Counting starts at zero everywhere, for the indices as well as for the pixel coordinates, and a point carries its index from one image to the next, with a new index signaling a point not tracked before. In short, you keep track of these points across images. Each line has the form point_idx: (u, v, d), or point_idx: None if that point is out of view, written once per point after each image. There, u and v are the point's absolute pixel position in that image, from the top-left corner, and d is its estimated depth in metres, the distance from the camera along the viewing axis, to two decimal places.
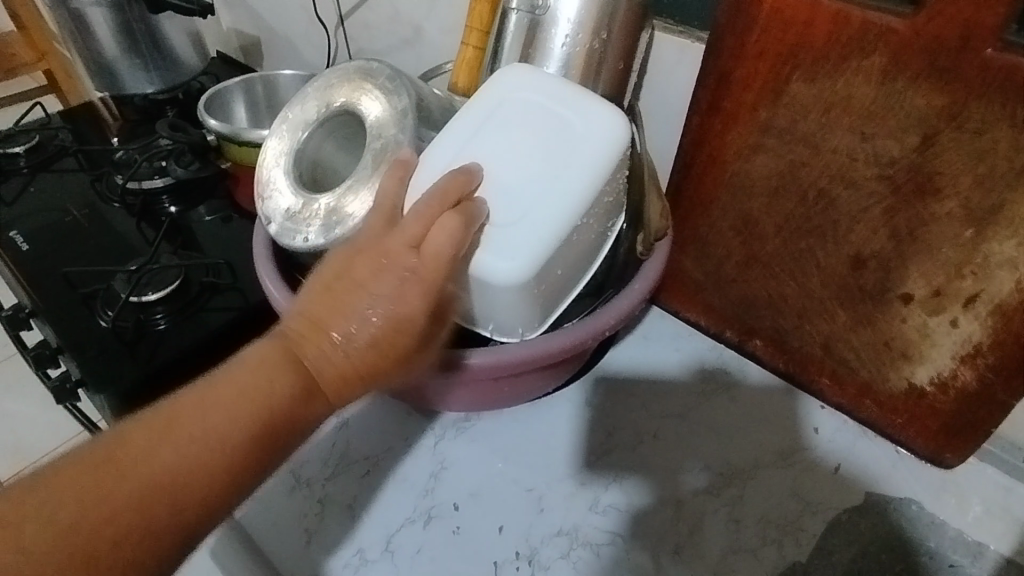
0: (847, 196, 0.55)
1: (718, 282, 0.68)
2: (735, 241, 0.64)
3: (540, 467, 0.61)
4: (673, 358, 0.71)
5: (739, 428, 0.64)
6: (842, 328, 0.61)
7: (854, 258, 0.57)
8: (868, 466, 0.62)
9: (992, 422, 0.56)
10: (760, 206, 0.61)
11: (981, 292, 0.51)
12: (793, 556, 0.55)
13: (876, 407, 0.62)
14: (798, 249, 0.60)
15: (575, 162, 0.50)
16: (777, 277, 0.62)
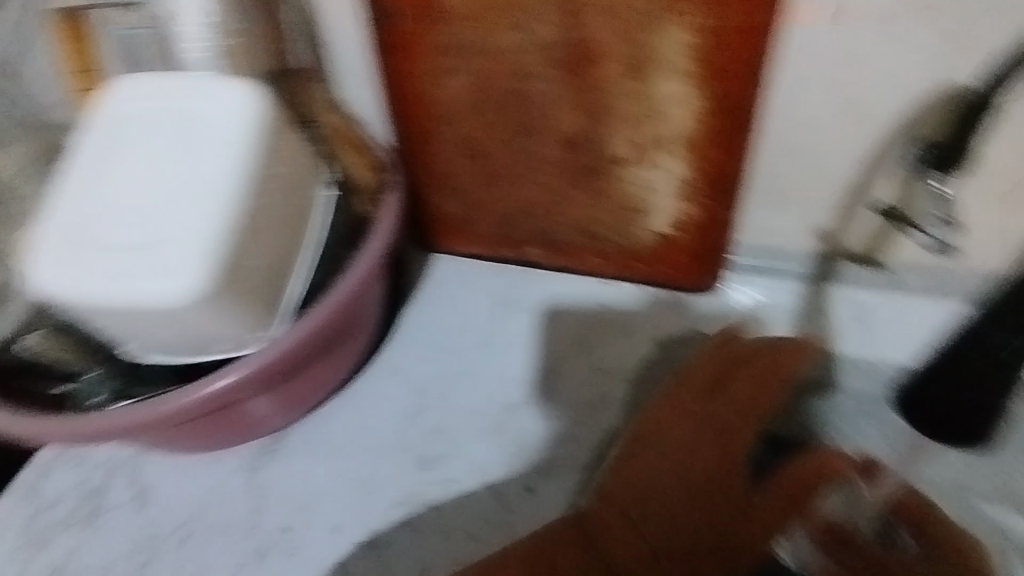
0: (538, 89, 0.53)
1: (476, 208, 0.65)
2: (467, 166, 0.61)
3: (372, 459, 0.60)
4: (480, 306, 0.68)
5: (558, 331, 0.66)
6: (584, 211, 0.61)
7: (565, 142, 0.56)
8: (657, 334, 0.63)
9: (726, 243, 0.59)
10: (471, 119, 0.56)
11: (662, 136, 0.52)
12: (609, 423, 0.60)
13: (643, 266, 0.63)
14: (518, 151, 0.58)
15: (203, 150, 0.45)
16: (512, 183, 0.61)
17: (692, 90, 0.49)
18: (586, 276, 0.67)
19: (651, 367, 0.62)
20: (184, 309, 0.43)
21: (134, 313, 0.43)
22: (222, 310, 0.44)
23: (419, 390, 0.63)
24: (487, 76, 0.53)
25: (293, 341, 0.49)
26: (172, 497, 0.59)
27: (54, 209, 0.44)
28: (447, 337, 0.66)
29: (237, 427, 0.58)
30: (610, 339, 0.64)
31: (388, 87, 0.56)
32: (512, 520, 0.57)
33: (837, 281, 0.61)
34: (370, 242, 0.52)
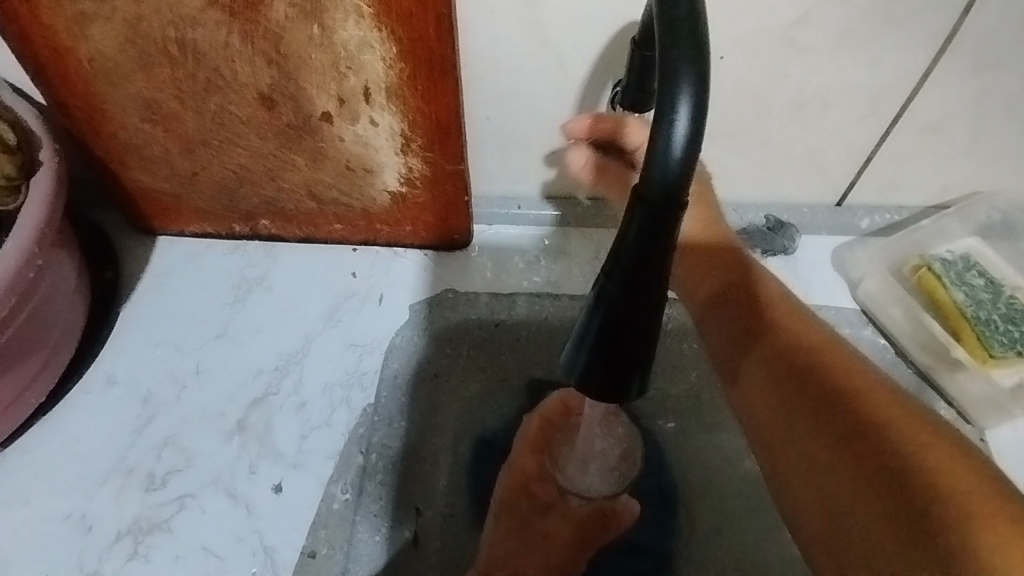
0: (202, 38, 0.46)
1: (183, 183, 0.57)
2: (161, 133, 0.53)
3: (77, 482, 0.50)
4: (214, 288, 0.59)
5: (296, 307, 0.58)
6: (308, 174, 0.55)
7: (261, 99, 0.50)
8: (412, 293, 0.59)
9: (460, 193, 0.56)
10: (137, 73, 0.49)
11: (366, 85, 0.48)
12: (363, 403, 0.54)
13: (387, 228, 0.59)
14: (209, 113, 0.51)
15: None
16: (217, 152, 0.54)
17: (376, 32, 0.45)
18: (333, 244, 0.61)
19: (408, 333, 0.57)
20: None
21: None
22: None
23: (140, 400, 0.53)
24: (139, 25, 0.46)
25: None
26: None
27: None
28: (177, 325, 0.57)
29: None
30: (361, 307, 0.58)
31: (33, 45, 0.48)
32: (262, 530, 0.48)
33: (579, 224, 0.62)
34: (12, 239, 0.43)
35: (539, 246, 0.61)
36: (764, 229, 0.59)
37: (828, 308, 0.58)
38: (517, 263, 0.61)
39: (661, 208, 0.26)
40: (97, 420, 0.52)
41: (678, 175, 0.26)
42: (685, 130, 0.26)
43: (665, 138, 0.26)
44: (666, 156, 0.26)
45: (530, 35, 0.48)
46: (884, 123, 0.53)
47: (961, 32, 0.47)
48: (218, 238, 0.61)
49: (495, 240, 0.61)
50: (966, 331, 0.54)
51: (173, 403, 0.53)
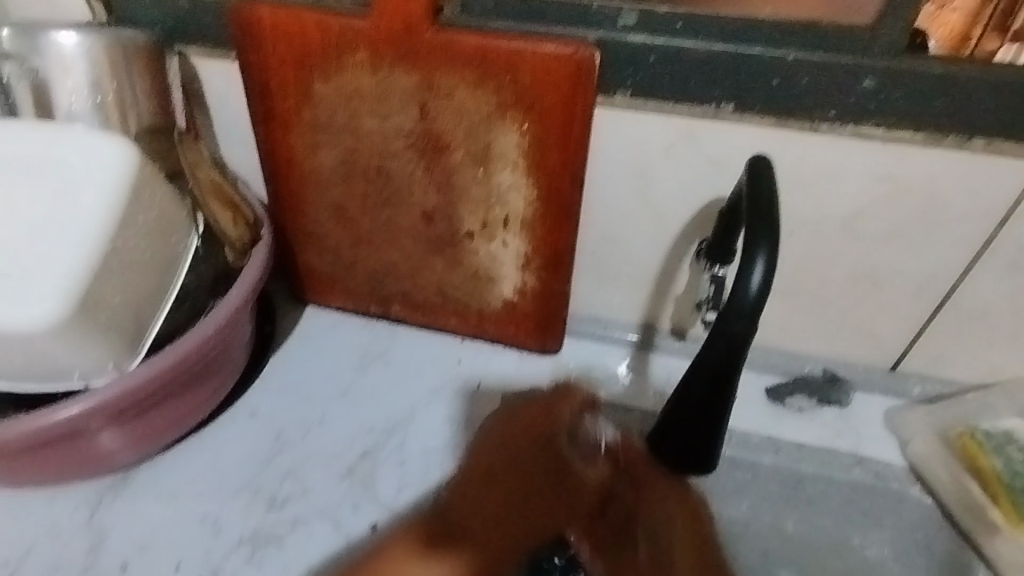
0: (394, 168, 0.63)
1: (343, 268, 0.72)
2: (341, 229, 0.69)
3: (214, 490, 0.60)
4: (348, 353, 0.72)
5: (408, 381, 0.70)
6: (442, 276, 0.69)
7: (424, 215, 0.65)
8: (506, 385, 0.69)
9: (560, 308, 0.68)
10: (339, 186, 0.66)
11: (506, 215, 0.63)
12: (452, 472, 0.63)
13: (493, 328, 0.71)
14: (382, 219, 0.67)
15: (79, 198, 0.45)
16: (377, 248, 0.69)
17: (524, 180, 0.60)
18: (446, 334, 0.73)
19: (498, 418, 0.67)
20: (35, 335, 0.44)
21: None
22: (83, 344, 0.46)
23: (273, 434, 0.64)
24: (354, 154, 0.63)
25: (151, 369, 0.49)
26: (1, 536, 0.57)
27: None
28: (314, 376, 0.70)
29: (94, 460, 0.57)
30: (461, 390, 0.69)
31: (273, 156, 0.65)
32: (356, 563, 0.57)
33: (655, 349, 0.72)
34: (236, 287, 0.55)
35: (618, 363, 0.71)
36: (821, 381, 0.68)
37: (878, 462, 0.64)
38: (597, 375, 0.70)
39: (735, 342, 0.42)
40: (238, 444, 0.63)
41: (753, 306, 0.40)
42: (760, 275, 0.40)
43: (747, 280, 0.40)
44: (747, 292, 0.40)
45: (637, 196, 0.62)
46: (931, 306, 0.62)
47: (998, 238, 0.56)
48: (355, 314, 0.75)
49: (579, 349, 0.72)
50: (1003, 498, 0.58)
51: (299, 442, 0.64)
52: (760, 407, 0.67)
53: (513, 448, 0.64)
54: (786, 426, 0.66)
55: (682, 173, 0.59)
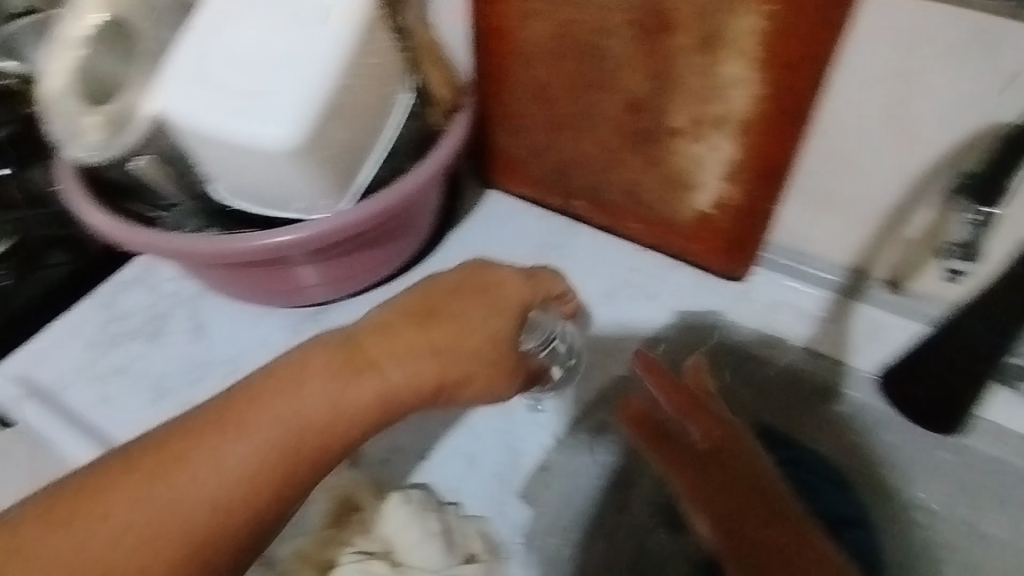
0: (610, 48, 0.57)
1: (534, 153, 0.70)
2: (537, 111, 0.66)
3: None
4: (526, 239, 0.72)
5: (582, 277, 0.69)
6: (634, 176, 0.64)
7: (630, 106, 0.60)
8: (681, 302, 0.66)
9: (759, 229, 0.62)
10: (547, 66, 0.62)
11: (725, 115, 0.56)
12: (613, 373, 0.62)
13: (678, 240, 0.67)
14: (583, 106, 0.62)
15: (324, 24, 0.43)
16: (573, 138, 0.65)
17: (755, 75, 0.53)
18: (625, 240, 0.71)
19: (672, 334, 0.65)
20: (272, 159, 0.43)
21: (236, 158, 0.44)
22: (314, 172, 0.45)
23: None
24: (567, 29, 0.58)
25: (355, 215, 0.52)
26: (220, 339, 0.65)
27: (164, 74, 0.43)
28: (491, 255, 0.71)
29: (293, 289, 0.64)
30: (634, 297, 0.67)
31: (485, 28, 0.63)
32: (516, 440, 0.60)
33: (861, 297, 0.63)
34: (437, 149, 0.56)
35: (812, 305, 0.64)
36: None
37: None
38: (786, 314, 0.64)
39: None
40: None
41: None
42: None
43: None
44: None
45: (895, 112, 0.52)
46: None
47: None
48: (536, 204, 0.74)
49: (773, 283, 0.65)
50: None
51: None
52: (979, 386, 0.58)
53: (433, 291, 0.48)
54: None
55: (965, 91, 0.48)
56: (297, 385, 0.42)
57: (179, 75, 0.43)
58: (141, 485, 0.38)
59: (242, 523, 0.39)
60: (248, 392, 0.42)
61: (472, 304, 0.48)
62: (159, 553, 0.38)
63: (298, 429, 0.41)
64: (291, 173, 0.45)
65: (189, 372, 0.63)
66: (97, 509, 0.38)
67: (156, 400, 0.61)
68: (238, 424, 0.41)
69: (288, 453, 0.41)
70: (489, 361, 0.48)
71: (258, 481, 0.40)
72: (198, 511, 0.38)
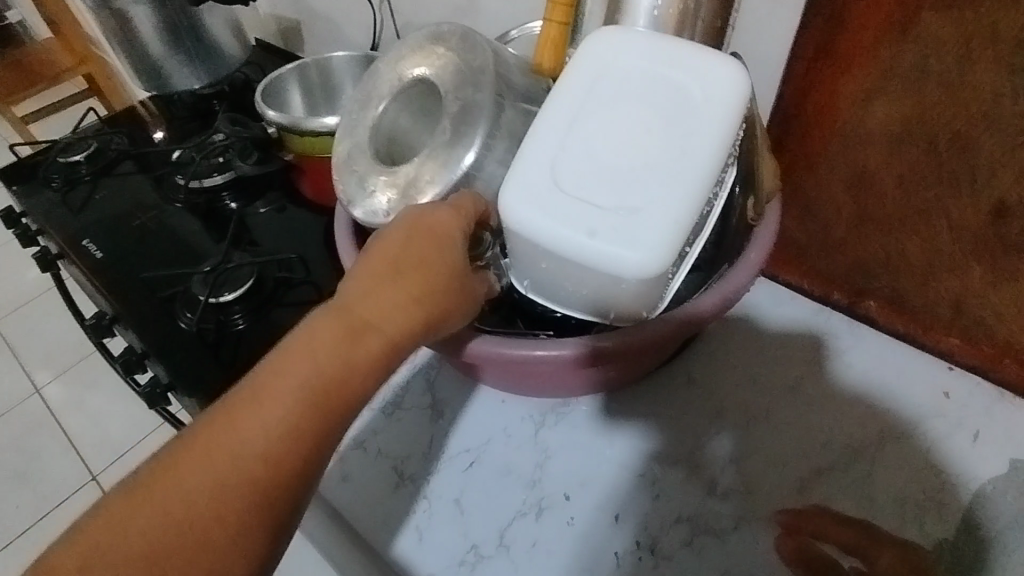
0: (985, 139, 0.47)
1: (824, 243, 0.60)
2: (846, 198, 0.57)
3: (651, 449, 0.56)
4: (805, 340, 0.60)
5: (877, 395, 0.56)
6: (972, 287, 0.53)
7: (992, 207, 0.49)
8: (1020, 449, 0.52)
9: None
10: (882, 150, 0.52)
11: None
12: (938, 534, 0.49)
13: (1016, 368, 0.54)
14: (919, 199, 0.52)
15: (693, 129, 0.37)
16: (891, 232, 0.55)
17: None
18: (931, 356, 0.57)
19: (1015, 496, 0.49)
20: (625, 278, 0.38)
21: (584, 272, 0.39)
22: (650, 289, 0.39)
23: (714, 407, 0.57)
24: (929, 114, 0.48)
25: (672, 323, 0.45)
26: (459, 424, 0.59)
27: (511, 172, 0.39)
28: (762, 356, 0.60)
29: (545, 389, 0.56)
30: (952, 434, 0.53)
31: (801, 103, 0.55)
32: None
33: None
34: (750, 251, 0.47)
35: None
36: None
37: None
38: None
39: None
40: (675, 406, 0.58)
41: None
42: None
43: None
44: None
45: None
46: None
47: None
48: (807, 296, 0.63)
49: None
50: None
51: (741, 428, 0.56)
52: None
53: (389, 248, 0.42)
54: None
55: None
56: (308, 353, 0.39)
57: (525, 171, 0.39)
58: (204, 467, 0.36)
59: (300, 460, 0.37)
60: (274, 365, 0.39)
61: (418, 234, 0.42)
62: (230, 504, 0.36)
63: (329, 375, 0.39)
64: (627, 287, 0.39)
65: (429, 459, 0.57)
66: (129, 524, 0.35)
67: (396, 488, 0.55)
68: (265, 397, 0.38)
69: (308, 403, 0.38)
70: (439, 280, 0.42)
71: (276, 456, 0.37)
72: (247, 466, 0.36)
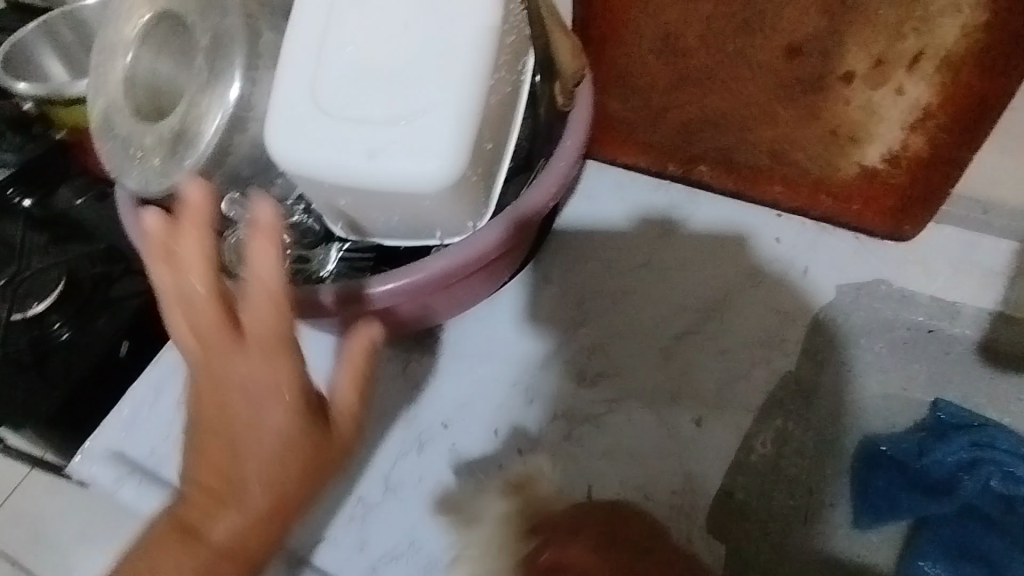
0: None
1: (650, 115, 0.59)
2: (661, 65, 0.55)
3: (519, 355, 0.55)
4: (644, 210, 0.60)
5: (723, 254, 0.58)
6: (784, 130, 0.54)
7: (789, 48, 0.50)
8: (844, 273, 0.56)
9: (948, 182, 0.51)
10: (679, 17, 0.52)
11: (922, 50, 0.46)
12: (784, 367, 0.53)
13: (831, 201, 0.56)
14: (727, 52, 0.52)
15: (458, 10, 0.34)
16: (707, 92, 0.55)
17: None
18: (758, 205, 0.59)
19: (845, 316, 0.55)
20: (425, 196, 0.34)
21: (382, 200, 0.35)
22: (460, 203, 0.36)
23: (573, 300, 0.57)
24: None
25: (506, 227, 0.42)
26: (320, 382, 0.55)
27: (272, 104, 0.34)
28: (609, 240, 0.59)
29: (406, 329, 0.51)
30: (787, 275, 0.56)
31: None
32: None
33: None
34: (568, 137, 0.46)
35: (999, 261, 0.54)
36: None
37: None
38: (972, 273, 0.54)
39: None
40: (534, 309, 0.57)
41: None
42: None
43: None
44: None
45: None
46: None
47: None
48: (645, 173, 0.62)
49: (944, 240, 0.56)
50: None
51: (598, 313, 0.56)
52: None
53: (207, 414, 0.35)
54: None
55: None
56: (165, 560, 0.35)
57: (283, 98, 0.34)
58: None
59: None
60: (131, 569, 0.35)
61: (219, 378, 0.35)
62: None
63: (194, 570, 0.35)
64: (432, 204, 0.35)
65: None
66: None
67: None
68: None
69: None
70: (276, 397, 0.34)
71: None
72: None
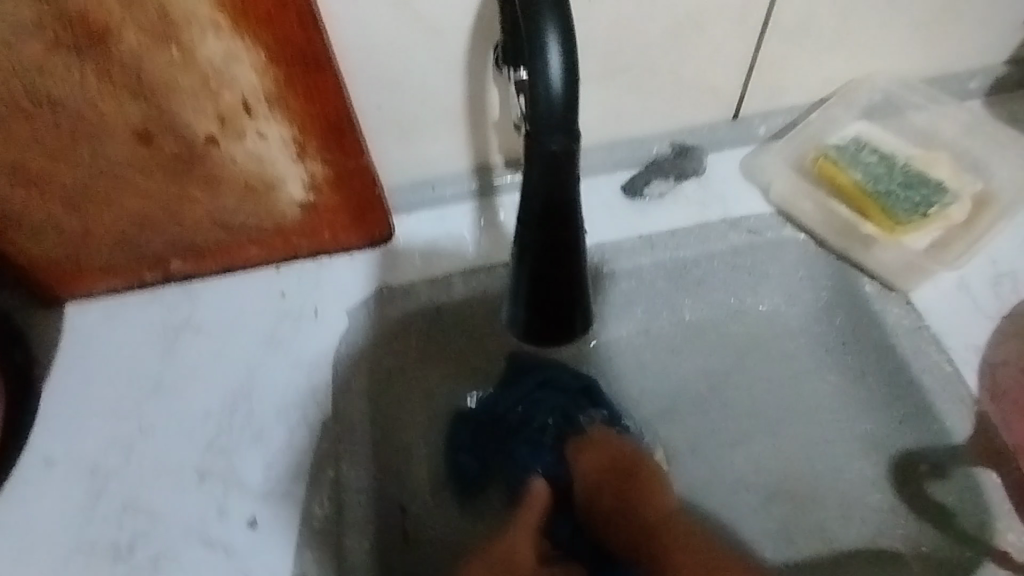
0: (57, 86, 0.43)
1: (78, 242, 0.54)
2: (40, 197, 0.50)
3: (39, 559, 0.47)
4: (139, 332, 0.57)
5: (232, 338, 0.56)
6: (209, 203, 0.53)
7: (138, 137, 0.47)
8: (347, 298, 0.58)
9: (370, 186, 0.55)
10: (10, 150, 0.47)
11: (244, 98, 0.46)
12: (320, 416, 0.52)
13: (305, 240, 0.58)
14: (89, 164, 0.48)
15: None
16: (110, 203, 0.52)
17: (243, 44, 0.43)
18: (255, 268, 0.60)
19: (362, 338, 0.55)
20: None
21: None
22: None
23: (88, 469, 0.51)
24: None
25: None
26: None
27: None
28: (106, 381, 0.55)
29: None
30: (298, 325, 0.57)
31: None
32: (246, 568, 0.46)
33: (500, 192, 0.62)
34: None
35: (465, 223, 0.61)
36: (671, 158, 0.62)
37: (748, 217, 0.59)
38: (450, 243, 0.60)
39: (566, 166, 0.35)
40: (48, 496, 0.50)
41: (563, 108, 0.33)
42: (559, 60, 0.32)
43: (544, 76, 0.32)
44: (550, 93, 0.32)
45: (399, 10, 0.49)
46: (759, 29, 0.56)
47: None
48: (133, 290, 0.59)
49: (421, 223, 0.61)
50: (875, 206, 0.56)
51: (114, 455, 0.51)
52: (620, 206, 0.62)
53: None
54: (653, 218, 0.61)
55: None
56: None
57: None
58: None
59: None
60: None
61: None
62: None
63: None
64: None
65: None
66: None
67: None
68: None
69: None
70: None
71: None
72: None
